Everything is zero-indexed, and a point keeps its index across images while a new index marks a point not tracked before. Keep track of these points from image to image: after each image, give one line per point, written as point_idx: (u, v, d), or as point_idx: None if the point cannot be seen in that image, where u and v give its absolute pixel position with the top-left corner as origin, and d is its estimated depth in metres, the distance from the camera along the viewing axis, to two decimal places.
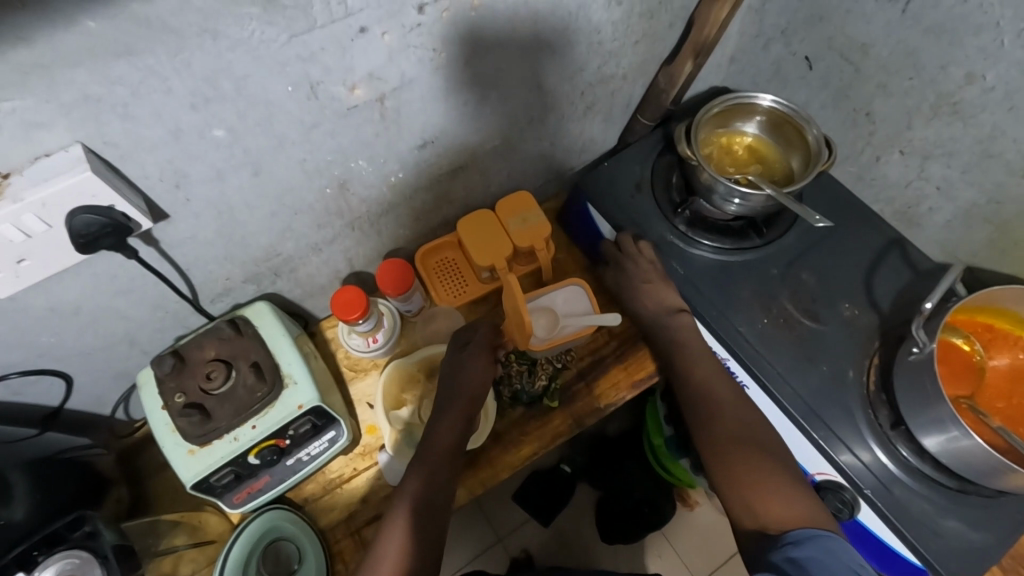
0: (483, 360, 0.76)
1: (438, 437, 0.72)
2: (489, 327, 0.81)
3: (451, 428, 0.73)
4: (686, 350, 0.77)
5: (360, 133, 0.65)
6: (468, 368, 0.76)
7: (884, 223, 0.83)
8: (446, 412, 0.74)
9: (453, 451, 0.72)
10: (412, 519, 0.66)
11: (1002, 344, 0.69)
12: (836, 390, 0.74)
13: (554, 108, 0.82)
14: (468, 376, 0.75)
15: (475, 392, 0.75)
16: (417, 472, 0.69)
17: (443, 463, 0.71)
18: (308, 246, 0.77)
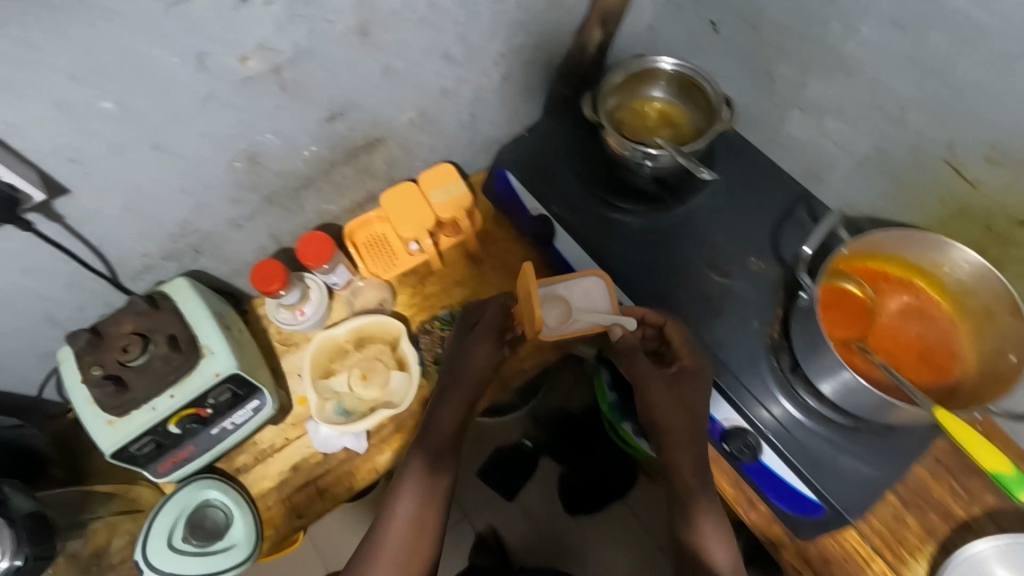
0: (490, 344, 0.77)
1: (445, 422, 0.73)
2: (498, 309, 0.79)
3: (457, 412, 0.74)
4: (687, 437, 0.72)
5: (261, 105, 0.67)
6: (475, 349, 0.77)
7: (793, 181, 0.86)
8: (454, 394, 0.75)
9: (456, 434, 0.73)
10: (415, 504, 0.69)
11: (890, 287, 0.73)
12: (742, 340, 0.77)
13: (468, 80, 0.84)
14: (472, 359, 0.77)
15: (481, 374, 0.76)
16: (422, 455, 0.71)
17: (446, 446, 0.72)
18: (227, 223, 0.78)
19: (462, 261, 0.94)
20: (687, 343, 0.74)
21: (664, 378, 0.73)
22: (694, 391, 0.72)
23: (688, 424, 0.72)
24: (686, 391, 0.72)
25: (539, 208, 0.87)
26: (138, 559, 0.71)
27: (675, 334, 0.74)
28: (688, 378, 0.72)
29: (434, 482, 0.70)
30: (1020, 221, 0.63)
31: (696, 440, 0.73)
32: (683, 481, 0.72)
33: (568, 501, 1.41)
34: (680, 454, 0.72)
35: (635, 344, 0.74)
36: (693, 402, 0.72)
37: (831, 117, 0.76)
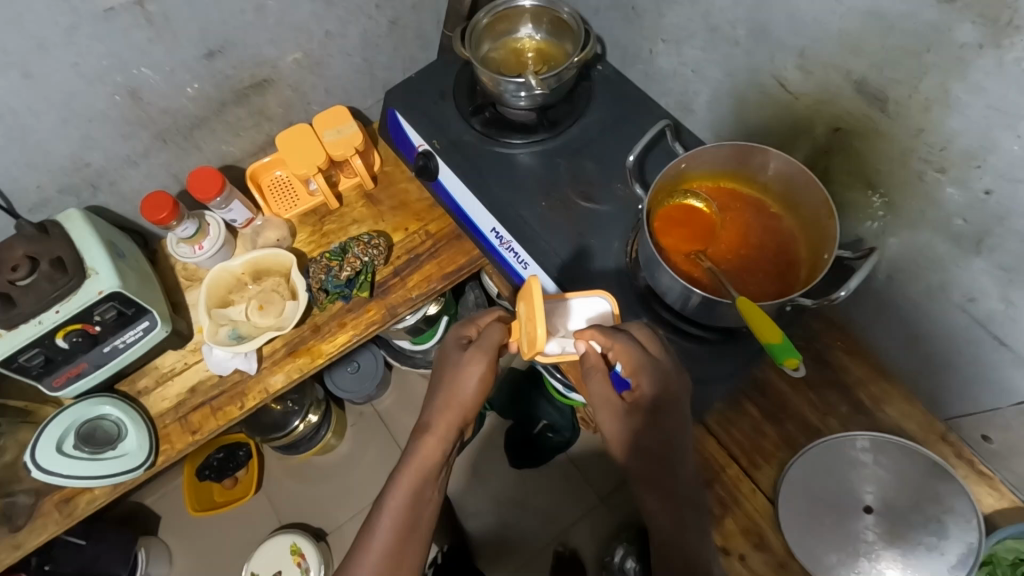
0: (481, 369, 0.70)
1: (421, 462, 0.67)
2: (499, 328, 0.73)
3: (435, 454, 0.68)
4: (651, 471, 0.62)
5: (130, 38, 0.71)
6: (465, 373, 0.70)
7: (662, 113, 0.89)
8: (439, 427, 0.69)
9: (441, 464, 0.68)
10: (393, 542, 0.63)
11: (735, 203, 0.77)
12: (603, 260, 0.81)
13: (351, 23, 0.88)
14: (456, 387, 0.70)
15: (468, 402, 0.70)
16: (399, 497, 0.65)
17: (431, 477, 0.67)
18: (120, 159, 0.83)
19: (360, 200, 0.99)
20: (642, 369, 0.61)
21: (618, 413, 0.63)
22: (649, 426, 0.62)
23: (647, 462, 0.62)
24: (639, 428, 0.62)
25: (422, 143, 0.90)
26: (30, 466, 0.77)
27: (630, 358, 0.61)
28: (645, 413, 0.62)
29: (416, 518, 0.65)
30: (835, 128, 0.67)
31: (672, 474, 0.62)
32: (655, 523, 0.62)
33: (511, 450, 1.55)
34: (644, 489, 0.63)
35: (593, 366, 0.64)
36: (655, 435, 0.62)
37: (687, 45, 0.80)
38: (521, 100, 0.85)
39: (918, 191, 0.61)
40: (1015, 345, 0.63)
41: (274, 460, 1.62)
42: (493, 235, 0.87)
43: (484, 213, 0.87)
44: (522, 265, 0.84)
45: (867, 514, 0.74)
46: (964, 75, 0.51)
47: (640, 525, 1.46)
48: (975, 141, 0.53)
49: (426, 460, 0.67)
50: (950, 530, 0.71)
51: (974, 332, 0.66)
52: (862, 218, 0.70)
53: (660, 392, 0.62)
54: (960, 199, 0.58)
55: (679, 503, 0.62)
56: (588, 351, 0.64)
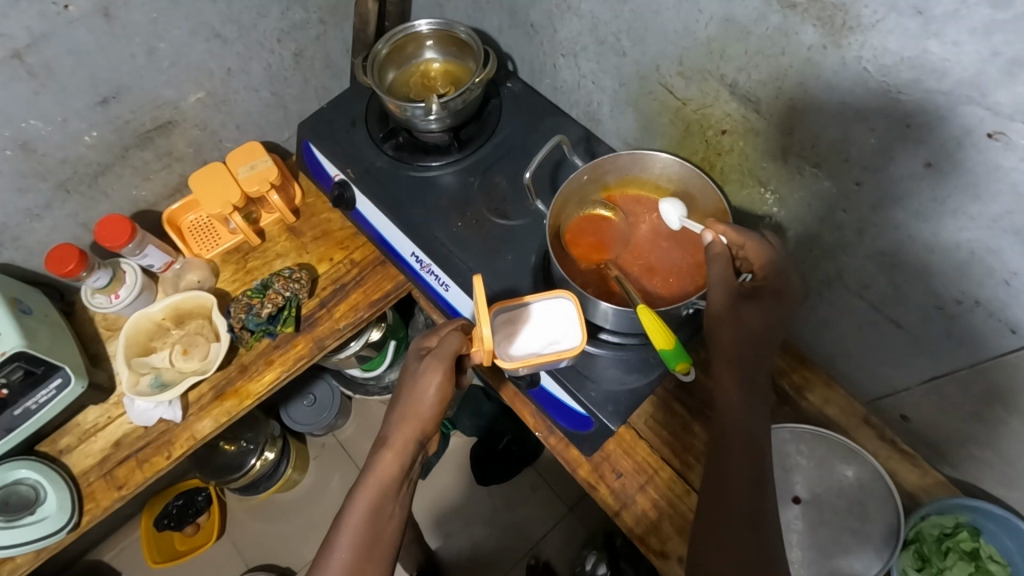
0: (438, 379, 0.68)
1: (382, 477, 0.66)
2: (456, 336, 0.72)
3: (397, 467, 0.67)
4: (741, 354, 0.62)
5: (13, 91, 0.70)
6: (423, 383, 0.69)
7: (571, 126, 0.90)
8: (400, 436, 0.68)
9: (400, 479, 0.66)
10: (353, 560, 0.61)
11: (641, 208, 0.78)
12: (520, 275, 0.81)
13: (253, 58, 0.88)
14: (415, 396, 0.69)
15: (426, 413, 0.69)
16: (359, 510, 0.64)
17: (391, 493, 0.65)
18: (21, 213, 0.82)
19: (282, 234, 0.98)
20: (768, 266, 0.64)
21: (738, 296, 0.63)
22: (766, 313, 0.63)
23: (748, 345, 0.62)
24: (756, 318, 0.63)
25: (337, 172, 0.91)
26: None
27: (761, 256, 0.64)
28: (761, 303, 0.63)
29: (377, 532, 0.63)
30: (721, 130, 0.68)
31: (754, 365, 0.63)
32: (728, 403, 0.61)
33: (476, 470, 1.52)
34: (728, 371, 0.62)
35: (717, 252, 0.64)
36: (763, 327, 0.63)
37: (583, 58, 0.81)
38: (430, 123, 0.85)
39: (802, 184, 0.63)
40: (908, 327, 0.65)
41: (235, 501, 1.58)
42: (414, 260, 0.87)
43: (402, 237, 0.87)
44: (444, 287, 0.85)
45: (796, 504, 0.74)
46: (818, 74, 0.53)
47: (607, 530, 1.46)
48: (838, 135, 0.56)
49: (387, 471, 0.66)
50: (871, 512, 0.72)
51: (871, 316, 0.68)
52: (759, 214, 0.71)
53: (787, 287, 0.64)
54: (837, 191, 0.60)
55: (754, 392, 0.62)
56: (715, 240, 0.65)
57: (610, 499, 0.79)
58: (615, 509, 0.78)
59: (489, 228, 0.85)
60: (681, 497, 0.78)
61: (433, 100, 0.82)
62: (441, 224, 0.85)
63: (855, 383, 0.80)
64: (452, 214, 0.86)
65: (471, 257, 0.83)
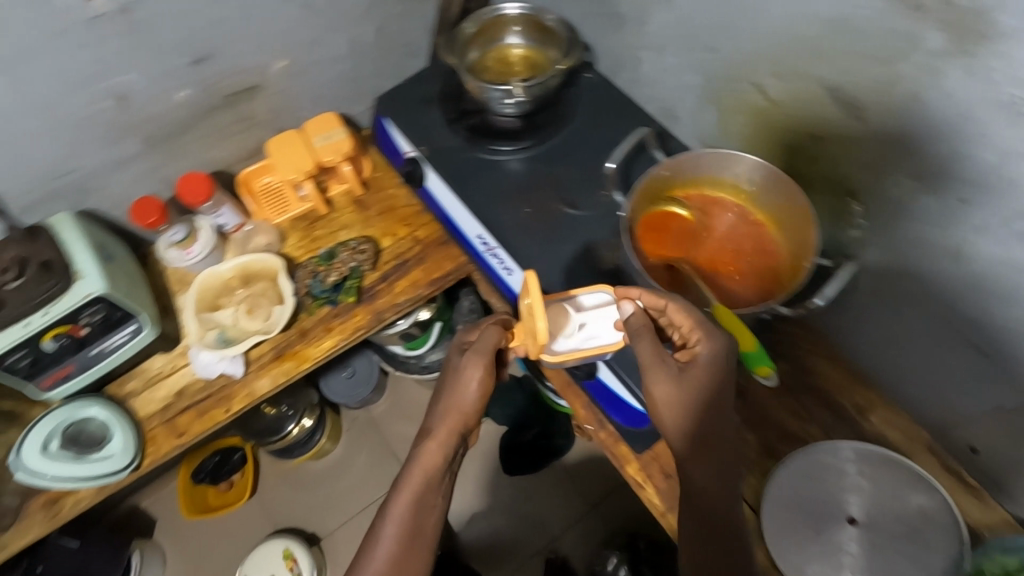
0: (480, 373, 0.69)
1: (425, 469, 0.66)
2: (495, 331, 0.71)
3: (438, 460, 0.67)
4: (705, 438, 0.60)
5: (116, 44, 0.72)
6: (465, 377, 0.69)
7: (647, 121, 0.90)
8: (442, 429, 0.68)
9: (443, 471, 0.67)
10: (397, 551, 0.62)
11: (718, 208, 0.76)
12: (586, 266, 0.81)
13: (338, 30, 0.89)
14: (456, 390, 0.69)
15: (469, 406, 0.69)
16: (404, 499, 0.65)
17: (434, 484, 0.66)
18: (109, 163, 0.84)
19: (350, 205, 0.99)
20: (699, 329, 0.61)
21: (676, 373, 0.60)
22: (713, 383, 0.60)
23: (708, 425, 0.60)
24: (704, 394, 0.59)
25: (411, 149, 0.92)
26: (17, 470, 0.79)
27: (686, 319, 0.61)
28: (703, 374, 0.59)
29: (420, 525, 0.64)
30: (813, 135, 0.67)
31: (728, 450, 0.60)
32: (704, 496, 0.59)
33: (502, 459, 1.52)
34: (699, 460, 0.59)
35: (644, 323, 0.62)
36: (716, 403, 0.60)
37: (669, 52, 0.81)
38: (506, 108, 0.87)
39: (899, 198, 0.61)
40: (991, 353, 0.62)
41: (269, 464, 1.62)
42: (479, 242, 0.87)
43: (469, 219, 0.87)
44: (507, 271, 0.84)
45: (851, 525, 0.72)
46: (935, 82, 0.52)
47: (629, 532, 1.45)
48: (948, 146, 0.54)
49: (429, 463, 0.67)
50: (930, 540, 0.70)
51: (952, 338, 0.66)
52: (844, 225, 0.69)
53: (727, 349, 0.60)
54: (935, 205, 0.58)
55: (732, 479, 0.60)
56: (634, 311, 0.64)
57: (656, 500, 0.78)
58: (660, 511, 0.77)
59: (558, 217, 0.84)
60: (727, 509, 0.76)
61: (511, 90, 0.83)
62: (509, 209, 0.85)
63: (918, 407, 0.78)
64: (523, 201, 0.86)
65: (539, 244, 0.83)
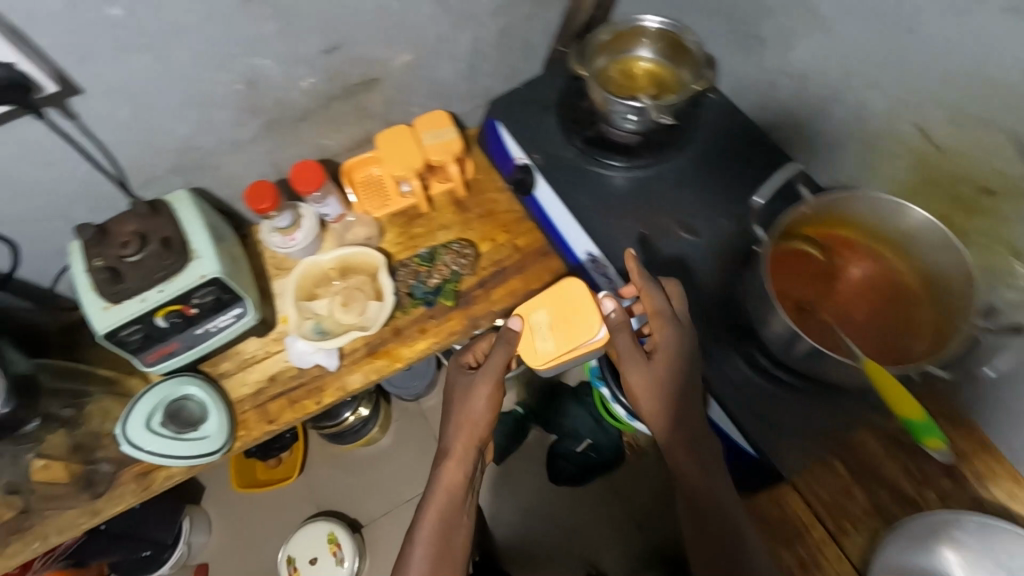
0: (486, 391, 0.76)
1: (447, 487, 0.74)
2: (502, 350, 0.76)
3: (458, 476, 0.75)
4: (682, 429, 0.70)
5: (259, 28, 0.72)
6: (473, 396, 0.76)
7: (774, 149, 0.86)
8: (458, 445, 0.76)
9: (466, 486, 0.75)
10: (430, 562, 0.70)
11: (854, 254, 0.72)
12: (700, 296, 0.80)
13: (463, 28, 0.88)
14: (466, 409, 0.76)
15: (479, 421, 0.76)
16: (430, 515, 0.73)
17: (458, 501, 0.74)
18: (228, 143, 0.84)
19: (450, 206, 0.98)
20: (664, 320, 0.70)
21: (648, 365, 0.71)
22: (682, 373, 0.70)
23: (679, 415, 0.70)
24: (676, 388, 0.70)
25: (522, 156, 0.90)
26: (124, 444, 0.77)
27: (654, 306, 0.71)
28: (673, 364, 0.70)
29: (446, 541, 0.71)
30: (983, 188, 0.62)
31: (699, 440, 0.70)
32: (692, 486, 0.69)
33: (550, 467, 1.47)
34: (681, 453, 0.70)
35: (624, 320, 0.73)
36: (688, 392, 0.71)
37: (814, 82, 0.77)
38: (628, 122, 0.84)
39: None
40: None
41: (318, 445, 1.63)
42: (587, 259, 0.86)
43: (580, 235, 0.86)
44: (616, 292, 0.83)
45: None
46: None
47: (678, 559, 1.41)
48: None
49: (450, 480, 0.74)
50: None
51: None
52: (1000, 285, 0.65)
53: (685, 341, 0.70)
54: None
55: (710, 462, 0.70)
56: (614, 307, 0.74)
57: None
58: None
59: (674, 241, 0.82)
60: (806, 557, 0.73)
61: (660, 116, 0.80)
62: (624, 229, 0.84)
63: None
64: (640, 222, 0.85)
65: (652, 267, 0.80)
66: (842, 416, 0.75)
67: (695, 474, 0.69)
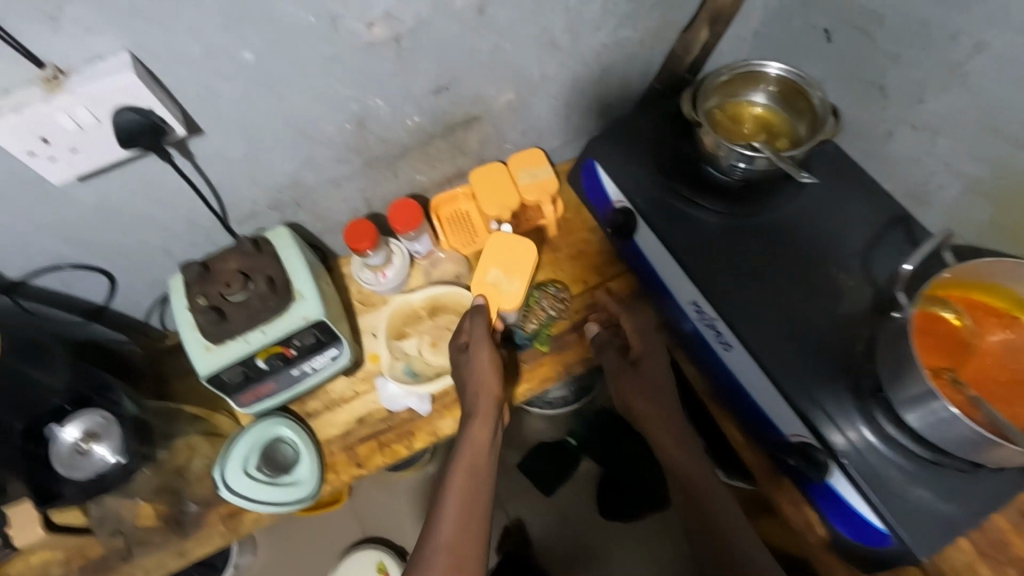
0: (487, 352, 0.78)
1: (475, 448, 0.72)
2: (483, 317, 0.81)
3: (482, 438, 0.73)
4: (671, 423, 0.78)
5: (377, 70, 0.70)
6: (478, 361, 0.77)
7: (891, 200, 0.83)
8: (479, 401, 0.76)
9: (489, 447, 0.73)
10: (460, 522, 0.65)
11: (994, 322, 0.69)
12: (817, 355, 0.75)
13: (567, 68, 0.86)
14: (476, 372, 0.78)
15: (493, 381, 0.77)
16: (460, 470, 0.70)
17: (483, 459, 0.71)
18: (328, 180, 0.83)
19: (539, 245, 0.95)
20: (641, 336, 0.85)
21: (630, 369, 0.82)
22: (660, 373, 0.82)
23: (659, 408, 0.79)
24: (660, 387, 0.81)
25: (622, 199, 0.87)
26: (222, 490, 0.75)
27: (639, 329, 0.85)
28: (650, 364, 0.82)
29: (475, 496, 0.68)
30: None
31: (686, 436, 0.78)
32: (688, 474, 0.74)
33: None
34: (674, 446, 0.76)
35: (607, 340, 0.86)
36: (665, 391, 0.81)
37: (946, 136, 0.74)
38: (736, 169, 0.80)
39: None
40: None
41: None
42: (692, 309, 0.82)
43: (686, 285, 0.82)
44: (724, 346, 0.80)
45: None
46: None
47: None
48: None
49: (476, 444, 0.72)
50: None
51: None
52: None
53: (656, 350, 0.84)
54: None
55: (695, 450, 0.77)
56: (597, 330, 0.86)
57: None
58: None
59: (789, 296, 0.78)
60: (805, 542, 0.79)
61: (800, 173, 0.73)
62: (736, 281, 0.80)
63: None
64: (752, 273, 0.80)
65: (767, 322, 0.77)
66: (985, 503, 0.68)
67: (688, 471, 0.74)
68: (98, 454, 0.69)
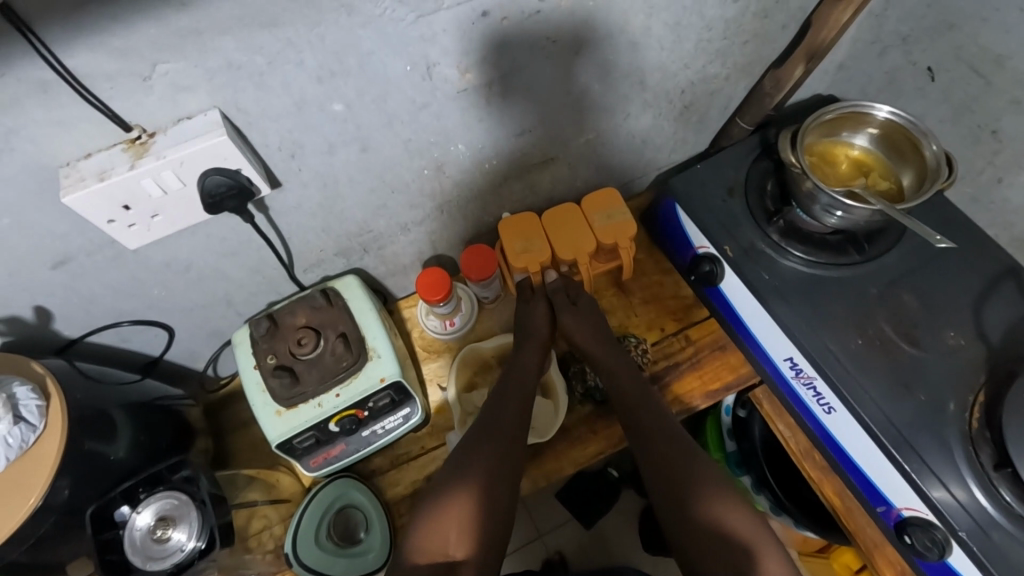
0: (544, 306, 0.85)
1: (514, 402, 0.75)
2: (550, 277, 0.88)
3: (524, 388, 0.77)
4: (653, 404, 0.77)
5: (464, 116, 0.65)
6: (536, 315, 0.84)
7: (1001, 250, 0.78)
8: (528, 363, 0.80)
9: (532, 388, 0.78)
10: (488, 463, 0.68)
11: None
12: (931, 421, 0.70)
13: (650, 105, 0.80)
14: (531, 325, 0.84)
15: (543, 332, 0.83)
16: (498, 428, 0.72)
17: (522, 397, 0.76)
18: (399, 226, 0.77)
19: (610, 288, 0.91)
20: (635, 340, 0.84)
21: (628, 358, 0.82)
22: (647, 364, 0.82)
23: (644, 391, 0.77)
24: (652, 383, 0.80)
25: (705, 245, 0.83)
26: (295, 566, 0.69)
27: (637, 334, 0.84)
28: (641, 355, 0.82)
29: (507, 430, 0.71)
30: None
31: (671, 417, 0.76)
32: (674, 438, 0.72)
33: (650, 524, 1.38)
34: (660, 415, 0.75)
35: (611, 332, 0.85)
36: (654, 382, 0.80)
37: None
38: (831, 216, 0.74)
39: None
40: None
41: None
42: (787, 365, 0.77)
43: (781, 339, 0.77)
44: (825, 408, 0.75)
45: None
46: None
47: None
48: None
49: (517, 395, 0.76)
50: None
51: None
52: None
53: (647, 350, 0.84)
54: None
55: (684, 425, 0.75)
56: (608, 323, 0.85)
57: None
58: None
59: (895, 353, 0.73)
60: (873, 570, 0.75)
61: (935, 238, 0.61)
62: (836, 337, 0.74)
63: None
64: (854, 328, 0.75)
65: (874, 383, 0.72)
66: None
67: (654, 437, 0.72)
68: (175, 540, 0.57)
